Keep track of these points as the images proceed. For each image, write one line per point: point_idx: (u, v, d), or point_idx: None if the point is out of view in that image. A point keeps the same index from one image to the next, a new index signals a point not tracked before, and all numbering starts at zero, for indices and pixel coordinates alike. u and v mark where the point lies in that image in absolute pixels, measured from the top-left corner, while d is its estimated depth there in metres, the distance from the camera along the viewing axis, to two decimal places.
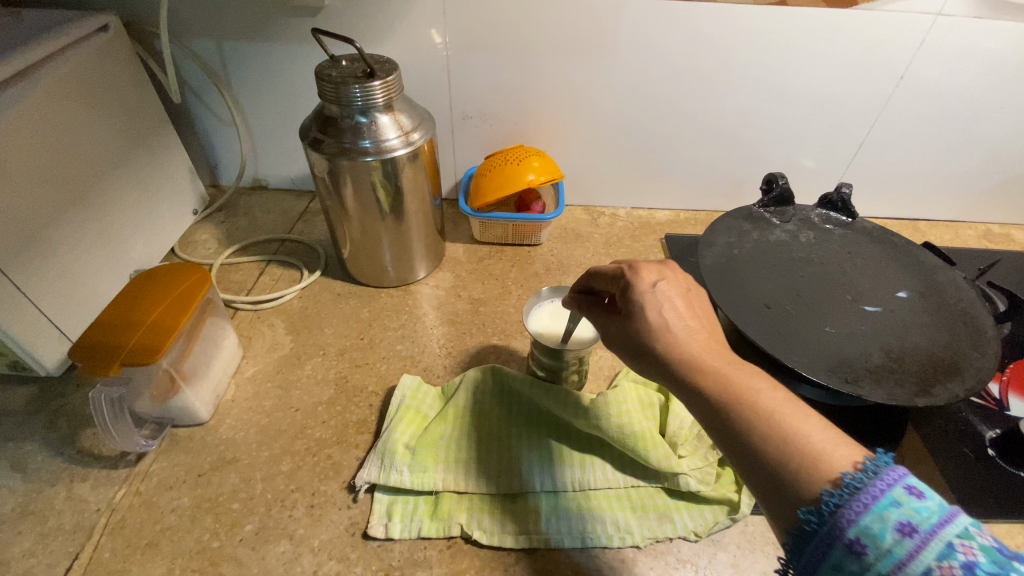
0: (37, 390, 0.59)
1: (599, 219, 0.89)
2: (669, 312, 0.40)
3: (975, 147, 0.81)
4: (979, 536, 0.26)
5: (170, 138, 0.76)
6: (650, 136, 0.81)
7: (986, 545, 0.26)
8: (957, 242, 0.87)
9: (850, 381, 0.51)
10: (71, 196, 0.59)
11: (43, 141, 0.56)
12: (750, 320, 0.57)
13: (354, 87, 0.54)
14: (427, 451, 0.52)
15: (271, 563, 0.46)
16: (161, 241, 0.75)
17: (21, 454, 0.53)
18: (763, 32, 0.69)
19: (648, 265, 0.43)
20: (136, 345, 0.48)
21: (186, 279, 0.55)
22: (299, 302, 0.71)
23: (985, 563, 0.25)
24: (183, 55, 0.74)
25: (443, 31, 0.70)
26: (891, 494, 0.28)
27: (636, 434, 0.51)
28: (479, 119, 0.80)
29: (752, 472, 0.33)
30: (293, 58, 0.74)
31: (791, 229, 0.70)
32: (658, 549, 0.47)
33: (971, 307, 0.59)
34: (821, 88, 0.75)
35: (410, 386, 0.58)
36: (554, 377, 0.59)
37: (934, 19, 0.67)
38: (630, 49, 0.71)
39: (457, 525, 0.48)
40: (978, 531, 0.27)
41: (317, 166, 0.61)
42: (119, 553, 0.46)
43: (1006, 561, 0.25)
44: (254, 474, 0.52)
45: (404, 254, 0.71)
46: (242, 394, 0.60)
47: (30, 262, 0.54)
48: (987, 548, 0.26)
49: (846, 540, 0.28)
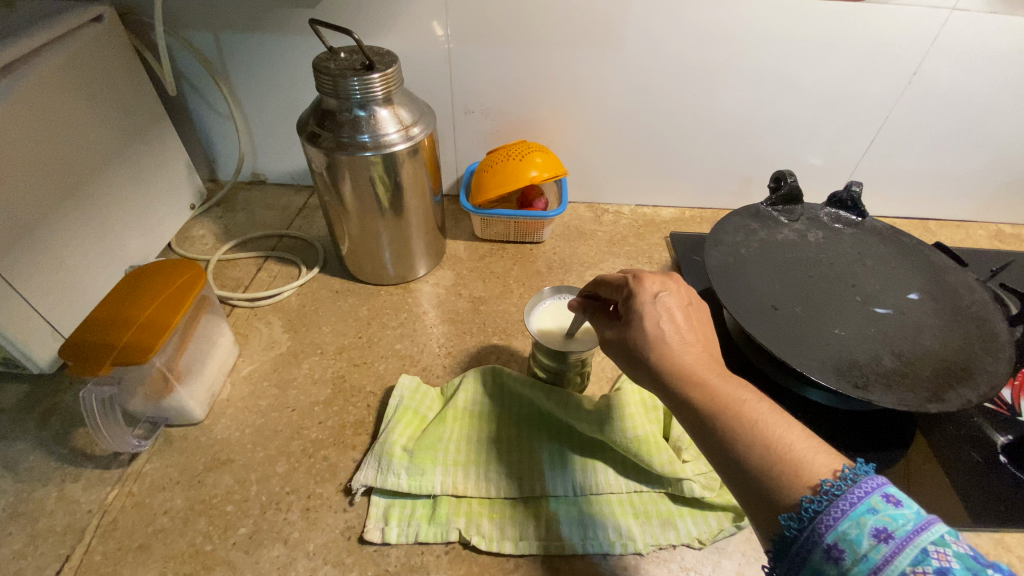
0: (30, 388, 0.58)
1: (603, 217, 0.87)
2: (668, 325, 0.39)
3: (989, 146, 0.79)
4: (953, 543, 0.26)
5: (167, 132, 0.75)
6: (656, 132, 0.80)
7: (961, 552, 0.25)
8: (968, 242, 0.86)
9: (860, 385, 0.49)
10: (64, 189, 0.58)
11: (34, 133, 0.54)
12: (757, 321, 0.56)
13: (352, 79, 0.52)
14: (425, 453, 0.50)
15: (265, 567, 0.45)
16: (157, 235, 0.74)
17: (12, 453, 0.52)
18: (772, 27, 0.67)
19: (652, 276, 0.42)
20: (128, 344, 0.47)
21: (181, 275, 0.54)
22: (297, 299, 0.70)
23: (959, 570, 0.25)
24: (180, 46, 0.73)
25: (444, 23, 0.69)
26: (868, 501, 0.28)
27: (640, 438, 0.50)
28: (481, 114, 0.79)
29: (737, 479, 0.32)
30: (291, 50, 0.72)
31: (799, 228, 0.69)
32: (661, 556, 0.46)
33: (984, 309, 0.57)
34: (831, 85, 0.73)
35: (409, 387, 0.57)
36: (557, 379, 0.58)
37: (948, 14, 0.65)
38: (636, 42, 0.70)
39: (455, 530, 0.47)
40: (954, 539, 0.26)
41: (314, 160, 0.59)
42: (110, 555, 0.45)
43: (981, 569, 0.25)
44: (249, 475, 0.51)
45: (404, 250, 0.70)
46: (238, 393, 0.59)
47: (22, 256, 0.53)
48: (961, 556, 0.25)
49: (824, 546, 0.28)
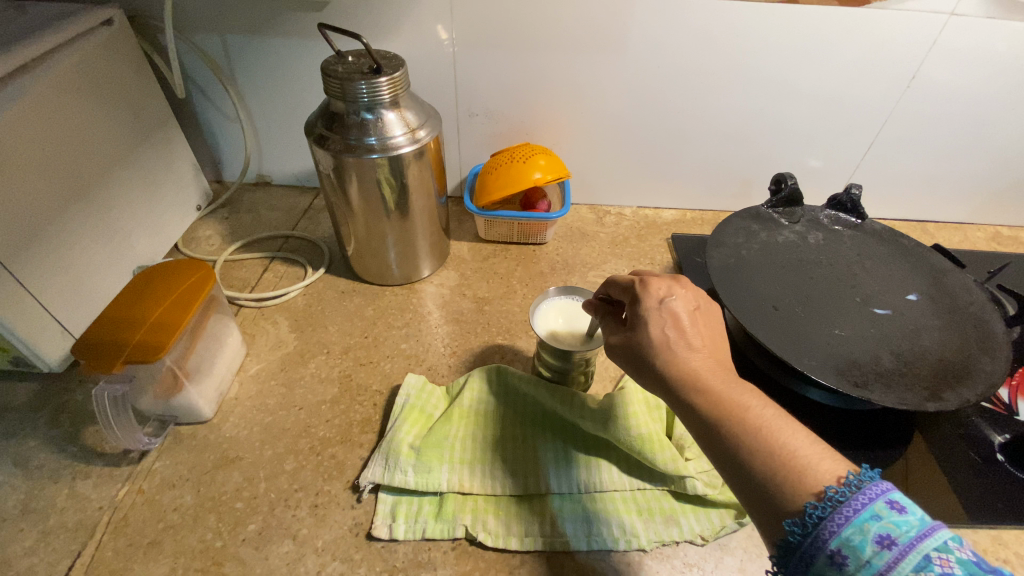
0: (39, 386, 0.59)
1: (605, 218, 0.88)
2: (674, 329, 0.40)
3: (986, 149, 0.80)
4: (958, 550, 0.26)
5: (174, 133, 0.75)
6: (658, 135, 0.81)
7: (964, 559, 0.26)
8: (966, 244, 0.87)
9: (860, 384, 0.50)
10: (74, 191, 0.59)
11: (44, 136, 0.55)
12: (758, 321, 0.57)
13: (360, 83, 0.53)
14: (431, 451, 0.51)
15: (274, 563, 0.46)
16: (164, 236, 0.75)
17: (23, 451, 0.53)
18: (773, 31, 0.68)
19: (659, 280, 0.43)
20: (140, 343, 0.47)
21: (190, 276, 0.55)
22: (303, 299, 0.71)
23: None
24: (187, 49, 0.73)
25: (449, 27, 0.70)
26: (872, 508, 0.28)
27: (643, 436, 0.50)
28: (485, 116, 0.79)
29: (743, 484, 0.33)
30: (298, 53, 0.73)
31: (799, 230, 0.70)
32: (664, 553, 0.47)
33: (982, 310, 0.58)
34: (831, 89, 0.74)
35: (415, 386, 0.58)
36: (561, 379, 0.59)
37: (947, 19, 0.66)
38: (639, 46, 0.71)
39: (461, 526, 0.47)
40: (958, 545, 0.26)
41: (322, 162, 0.60)
42: (122, 552, 0.46)
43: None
44: (258, 473, 0.52)
45: (409, 251, 0.71)
46: (245, 392, 0.59)
47: (33, 256, 0.54)
48: (965, 562, 0.26)
49: (828, 551, 0.28)
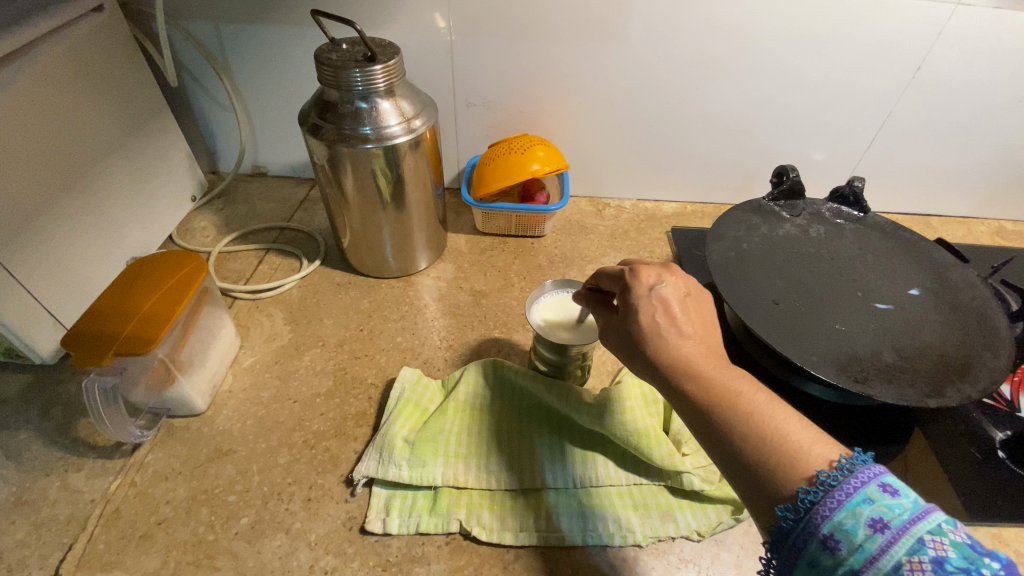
0: (31, 378, 0.59)
1: (605, 211, 0.87)
2: (665, 316, 0.39)
3: (991, 142, 0.79)
4: (950, 532, 0.26)
5: (167, 122, 0.74)
6: (658, 126, 0.79)
7: (958, 541, 0.26)
8: (969, 239, 0.86)
9: (860, 380, 0.50)
10: (67, 181, 0.58)
11: (36, 123, 0.54)
12: (759, 315, 0.56)
13: (354, 70, 0.52)
14: (425, 445, 0.51)
15: (267, 557, 0.45)
16: (157, 226, 0.74)
17: (16, 443, 0.53)
18: (774, 19, 0.67)
19: (649, 268, 0.42)
20: (132, 334, 0.47)
21: (182, 266, 0.54)
22: (298, 291, 0.70)
23: (955, 559, 0.25)
24: (180, 37, 0.72)
25: (446, 15, 0.69)
26: (864, 491, 0.28)
27: (640, 431, 0.50)
28: (483, 107, 0.78)
29: (742, 483, 0.32)
30: (293, 42, 0.72)
31: (801, 223, 0.69)
32: (660, 548, 0.46)
33: (984, 305, 0.57)
34: (834, 81, 0.73)
35: (410, 379, 0.57)
36: (558, 373, 0.58)
37: (954, 9, 0.65)
38: (639, 36, 0.69)
39: (455, 521, 0.47)
40: (951, 528, 0.26)
41: (316, 152, 0.59)
42: (113, 544, 0.46)
43: (977, 558, 0.25)
44: (251, 466, 0.51)
45: (405, 243, 0.70)
46: (239, 384, 0.59)
47: (23, 248, 0.53)
48: (958, 545, 0.26)
49: (820, 536, 0.28)
